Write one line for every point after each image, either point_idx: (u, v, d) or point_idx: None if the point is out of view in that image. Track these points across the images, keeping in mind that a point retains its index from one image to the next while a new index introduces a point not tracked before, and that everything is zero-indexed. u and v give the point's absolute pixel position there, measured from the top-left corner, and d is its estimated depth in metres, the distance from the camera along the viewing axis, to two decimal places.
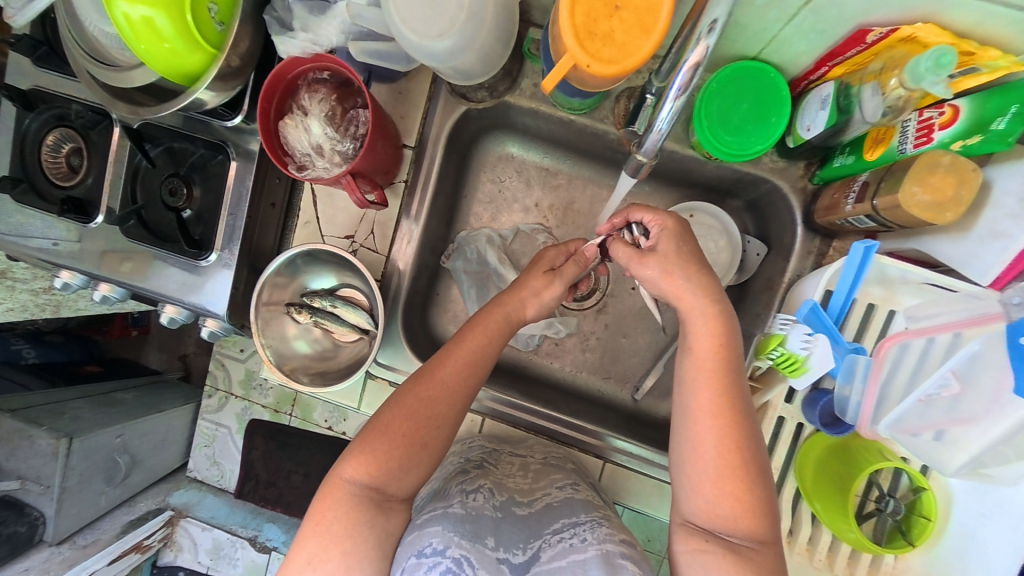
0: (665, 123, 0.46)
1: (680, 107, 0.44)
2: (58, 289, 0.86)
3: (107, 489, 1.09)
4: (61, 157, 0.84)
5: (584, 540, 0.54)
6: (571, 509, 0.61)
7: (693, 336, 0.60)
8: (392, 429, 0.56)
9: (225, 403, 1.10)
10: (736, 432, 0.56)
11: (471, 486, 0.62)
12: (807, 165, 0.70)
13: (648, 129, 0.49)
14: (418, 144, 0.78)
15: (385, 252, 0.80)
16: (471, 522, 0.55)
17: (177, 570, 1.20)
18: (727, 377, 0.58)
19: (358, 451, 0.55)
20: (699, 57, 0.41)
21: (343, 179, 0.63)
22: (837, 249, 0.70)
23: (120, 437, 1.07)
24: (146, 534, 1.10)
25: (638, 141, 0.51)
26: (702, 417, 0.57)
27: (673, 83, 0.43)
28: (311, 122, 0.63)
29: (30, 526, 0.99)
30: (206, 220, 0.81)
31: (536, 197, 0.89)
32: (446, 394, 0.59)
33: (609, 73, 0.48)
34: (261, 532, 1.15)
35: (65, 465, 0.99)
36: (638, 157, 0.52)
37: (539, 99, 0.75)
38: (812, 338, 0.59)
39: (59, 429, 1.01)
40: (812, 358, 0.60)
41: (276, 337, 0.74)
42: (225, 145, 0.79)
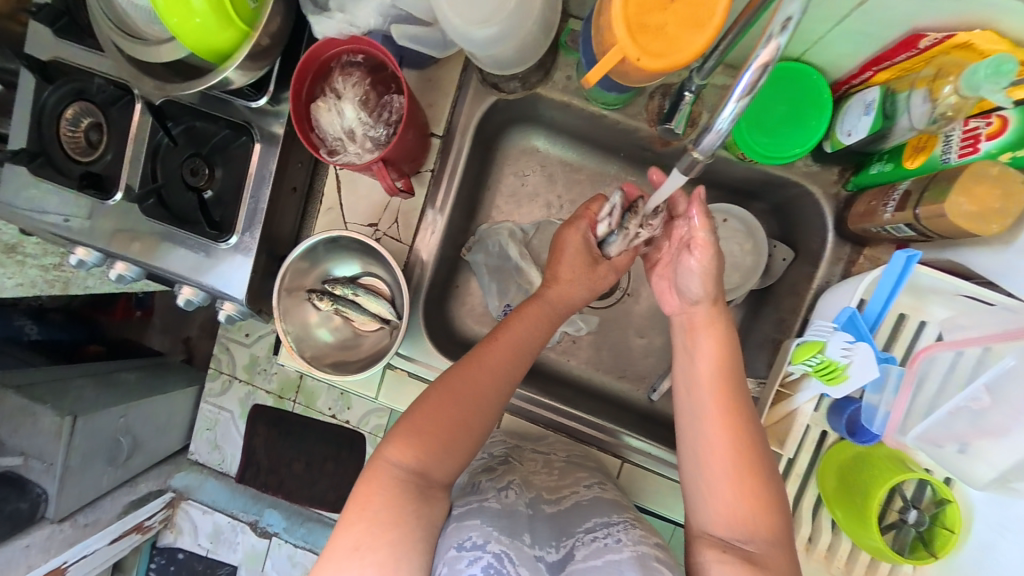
0: (725, 123, 0.43)
1: (743, 107, 0.42)
2: (72, 266, 0.85)
3: (109, 469, 1.08)
4: (79, 131, 0.83)
5: (618, 541, 0.54)
6: (601, 508, 0.61)
7: (695, 345, 0.63)
8: (438, 409, 0.57)
9: (229, 387, 1.09)
10: (750, 435, 0.57)
11: (502, 483, 0.62)
12: (841, 172, 0.69)
13: (707, 129, 0.45)
14: (445, 133, 0.77)
15: (408, 241, 0.79)
16: (507, 517, 0.56)
17: (176, 552, 1.22)
18: (732, 377, 0.60)
19: (401, 432, 0.56)
20: (769, 56, 0.39)
21: (374, 165, 0.61)
22: (867, 257, 0.69)
23: (124, 418, 1.06)
24: (148, 514, 1.13)
25: (694, 138, 0.47)
26: (711, 413, 0.58)
27: (737, 83, 0.41)
28: (345, 105, 0.61)
29: (32, 504, 0.97)
30: (227, 202, 0.80)
31: (559, 193, 0.89)
32: (493, 378, 0.60)
33: (658, 68, 0.46)
34: (262, 517, 1.19)
35: (68, 444, 0.97)
36: (693, 154, 0.48)
37: (570, 92, 0.74)
38: (852, 346, 0.57)
39: (63, 407, 0.99)
40: (851, 367, 0.57)
41: (297, 324, 0.73)
42: (249, 126, 0.78)
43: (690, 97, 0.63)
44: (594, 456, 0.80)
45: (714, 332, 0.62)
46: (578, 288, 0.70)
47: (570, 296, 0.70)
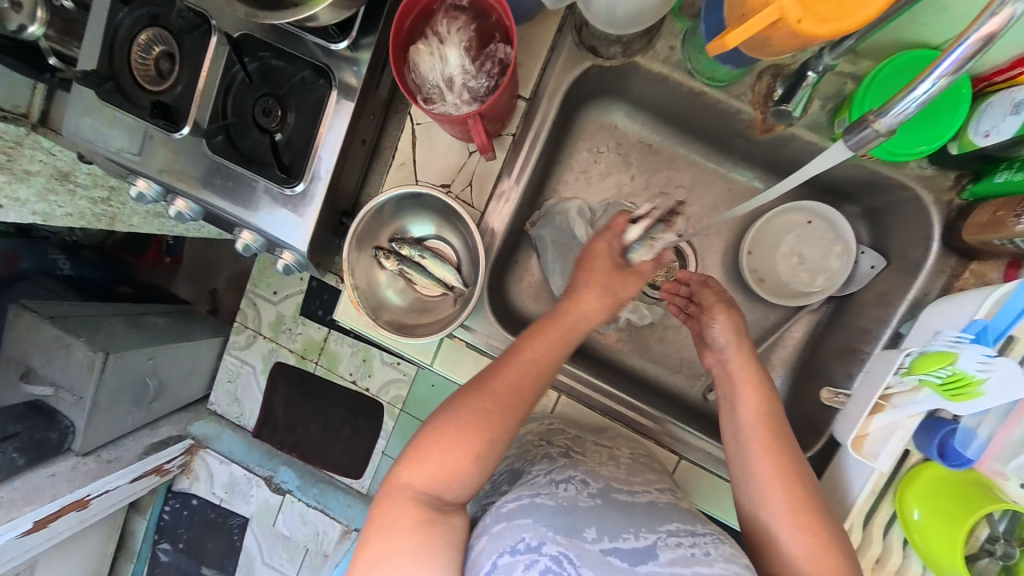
0: (915, 101, 0.41)
1: (945, 87, 0.39)
2: (132, 198, 0.84)
3: (134, 409, 1.08)
4: (150, 59, 0.80)
5: (707, 554, 0.51)
6: (678, 515, 0.58)
7: (739, 389, 0.63)
8: (443, 427, 0.57)
9: (255, 342, 1.18)
10: (800, 486, 0.56)
11: (562, 476, 0.60)
12: (957, 178, 0.64)
13: (889, 109, 0.43)
14: (531, 97, 0.73)
15: (480, 207, 0.76)
16: (566, 515, 0.53)
17: (191, 497, 1.25)
18: (777, 424, 0.60)
19: (411, 455, 0.56)
20: (998, 25, 0.35)
21: (471, 119, 0.58)
22: (973, 272, 0.64)
23: (151, 360, 1.05)
24: (168, 458, 1.15)
25: (876, 111, 0.44)
26: (765, 463, 0.58)
27: (945, 57, 0.38)
28: (448, 50, 0.57)
29: (60, 434, 0.99)
30: (297, 147, 0.78)
31: (634, 174, 0.85)
32: (512, 404, 0.59)
33: (817, 34, 0.43)
34: (276, 474, 1.20)
35: (99, 379, 0.96)
36: (873, 127, 0.45)
37: (671, 65, 0.69)
38: (993, 360, 0.47)
39: (96, 342, 0.97)
40: (990, 382, 0.48)
41: (365, 281, 0.71)
42: (328, 71, 0.74)
43: (813, 77, 0.60)
44: (651, 449, 0.77)
45: (749, 379, 0.63)
46: (588, 311, 0.64)
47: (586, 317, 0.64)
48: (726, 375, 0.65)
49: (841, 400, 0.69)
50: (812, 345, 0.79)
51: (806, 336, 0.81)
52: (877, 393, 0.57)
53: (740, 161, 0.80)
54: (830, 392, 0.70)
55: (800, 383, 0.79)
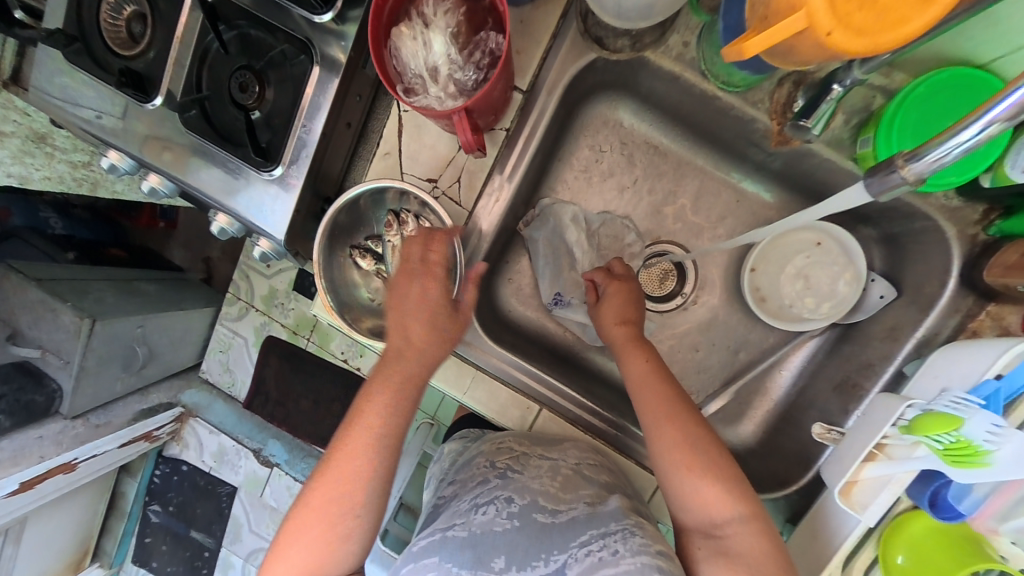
0: (960, 147, 0.36)
1: (995, 134, 0.34)
2: (104, 170, 0.79)
3: (124, 375, 1.06)
4: (121, 20, 0.74)
5: (615, 554, 0.54)
6: (603, 515, 0.60)
7: (628, 363, 0.65)
8: (360, 442, 0.55)
9: (245, 315, 1.14)
10: (692, 428, 0.59)
11: (484, 499, 0.61)
12: (986, 211, 0.58)
13: (924, 155, 0.38)
14: (529, 89, 0.67)
15: (468, 206, 0.71)
16: (473, 547, 0.55)
17: (181, 464, 1.23)
18: (663, 381, 0.63)
19: (326, 472, 0.55)
20: None
21: (455, 115, 0.52)
22: (991, 314, 0.60)
23: (141, 328, 1.02)
24: (157, 425, 1.13)
25: (908, 154, 0.39)
26: (655, 420, 0.61)
27: (1000, 101, 0.33)
28: (433, 36, 0.51)
29: (48, 397, 0.97)
30: (275, 126, 0.72)
31: (637, 176, 0.79)
32: (401, 399, 0.57)
33: (852, 51, 0.36)
34: (265, 447, 1.20)
35: (86, 345, 0.94)
36: (902, 172, 0.40)
37: (684, 62, 0.63)
38: (1004, 428, 0.43)
39: (84, 308, 0.95)
40: (999, 454, 0.43)
41: (339, 281, 0.68)
42: (309, 45, 0.69)
43: (839, 92, 0.54)
44: (627, 470, 0.75)
45: (631, 345, 0.67)
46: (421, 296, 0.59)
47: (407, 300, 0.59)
48: (615, 350, 0.68)
49: (833, 439, 0.63)
50: (811, 372, 0.76)
51: (806, 360, 0.78)
52: (874, 441, 0.53)
53: (752, 171, 0.74)
54: (821, 428, 0.64)
55: (794, 410, 0.76)
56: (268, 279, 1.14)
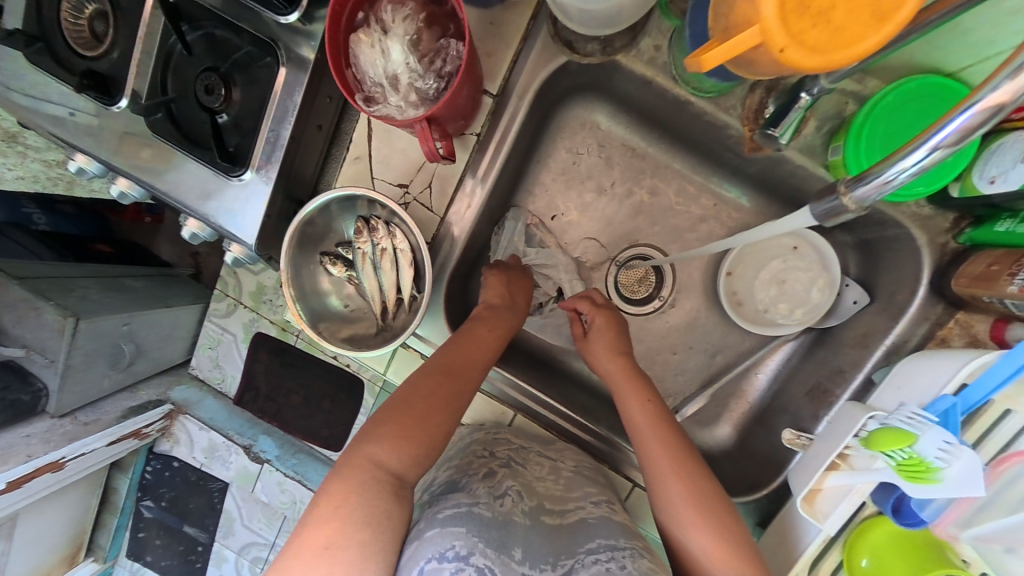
0: (904, 174, 0.37)
1: (939, 159, 0.35)
2: (72, 173, 0.77)
3: (111, 373, 1.00)
4: (82, 19, 0.72)
5: (623, 567, 0.52)
6: (606, 530, 0.58)
7: (613, 381, 0.67)
8: (427, 415, 0.58)
9: (234, 311, 1.04)
10: (698, 480, 0.58)
11: (499, 489, 0.61)
12: (957, 220, 0.58)
13: (874, 176, 0.40)
14: (500, 93, 0.66)
15: (440, 211, 0.70)
16: (497, 529, 0.54)
17: (173, 459, 1.13)
18: (654, 401, 0.64)
19: (388, 433, 0.56)
20: (1005, 98, 0.31)
21: (417, 124, 0.51)
22: (959, 322, 0.60)
23: (127, 326, 0.97)
24: (147, 423, 1.04)
25: (851, 180, 0.42)
26: (647, 437, 0.61)
27: (939, 128, 0.34)
28: (391, 43, 0.50)
29: (33, 396, 0.91)
30: (244, 129, 0.71)
31: (615, 179, 0.78)
32: (467, 384, 0.62)
33: (807, 67, 0.36)
34: (256, 443, 1.10)
35: (71, 344, 0.89)
36: (844, 199, 0.43)
37: (657, 67, 0.62)
38: (955, 445, 0.44)
39: (67, 306, 0.90)
40: (948, 471, 0.44)
41: (309, 290, 0.68)
42: (275, 44, 0.67)
43: (807, 100, 0.54)
44: (605, 473, 0.75)
45: (628, 381, 0.66)
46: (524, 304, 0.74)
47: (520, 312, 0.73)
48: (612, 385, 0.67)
49: (802, 445, 0.65)
50: (784, 377, 0.76)
51: (780, 365, 0.77)
52: (837, 452, 0.54)
53: (729, 174, 0.73)
54: (792, 434, 0.66)
55: (767, 414, 0.76)
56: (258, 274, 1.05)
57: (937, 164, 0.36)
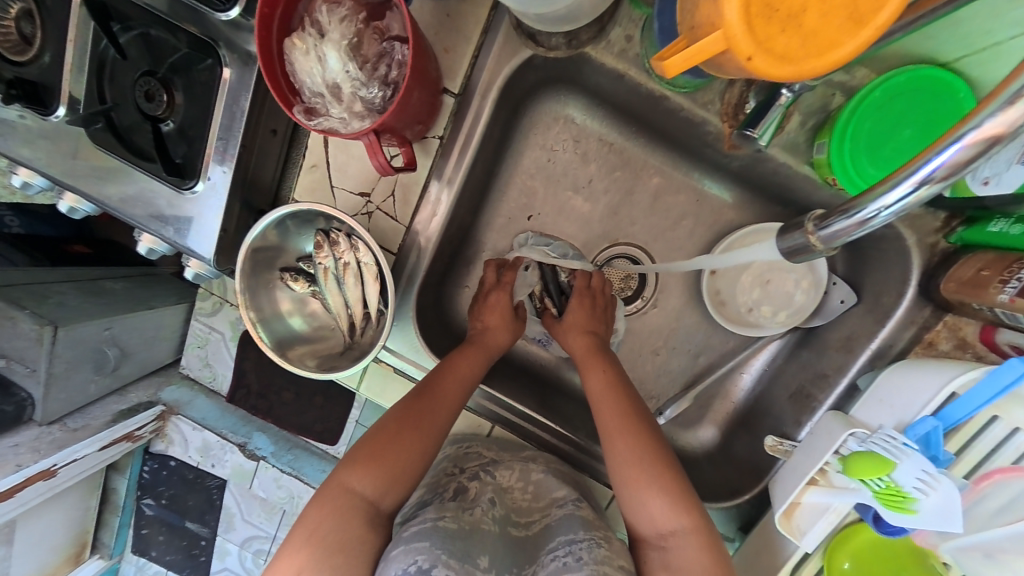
0: (890, 212, 0.35)
1: (924, 197, 0.33)
2: (17, 187, 0.71)
3: (97, 377, 0.94)
4: (8, 19, 0.66)
5: (579, 560, 0.55)
6: (569, 526, 0.61)
7: (587, 372, 0.66)
8: (399, 441, 0.58)
9: (219, 309, 1.02)
10: (643, 439, 0.59)
11: (470, 502, 0.63)
12: (946, 218, 0.55)
13: (853, 213, 0.38)
14: (462, 92, 0.61)
15: (405, 221, 0.67)
16: (461, 539, 0.55)
17: (168, 459, 1.11)
18: (626, 393, 0.63)
19: (361, 459, 0.57)
20: (1001, 128, 0.29)
21: (365, 137, 0.47)
22: (946, 325, 0.57)
23: (109, 330, 0.89)
24: (138, 425, 1.00)
25: (822, 220, 0.42)
26: (614, 431, 0.60)
27: (927, 161, 0.32)
28: (328, 50, 0.46)
29: (17, 407, 0.86)
30: (191, 138, 0.66)
31: (592, 175, 0.73)
32: (442, 410, 0.61)
33: (775, 76, 0.32)
34: (250, 440, 1.07)
35: (50, 352, 0.82)
36: (812, 240, 0.43)
37: (629, 59, 0.57)
38: (933, 476, 0.43)
39: (44, 314, 0.83)
40: (924, 503, 0.43)
41: (269, 313, 0.65)
42: (215, 44, 0.62)
43: (788, 97, 0.49)
44: (585, 484, 0.73)
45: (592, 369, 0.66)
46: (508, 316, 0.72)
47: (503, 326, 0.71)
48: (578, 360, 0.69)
49: (784, 452, 0.63)
50: (768, 378, 0.74)
51: (764, 365, 0.75)
52: (817, 470, 0.52)
53: (711, 170, 0.69)
54: (773, 440, 0.64)
55: (751, 415, 0.75)
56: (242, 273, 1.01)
57: (921, 202, 0.34)
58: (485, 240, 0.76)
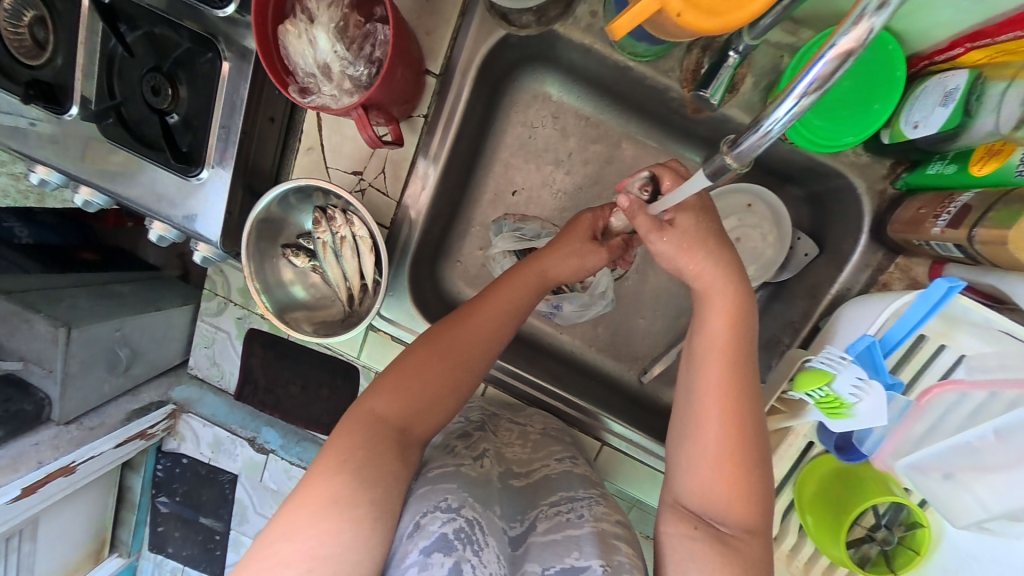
0: (778, 124, 0.35)
1: (806, 108, 0.34)
2: (34, 184, 0.76)
3: (111, 377, 0.97)
4: (23, 27, 0.71)
5: (581, 516, 0.60)
6: (569, 483, 0.66)
7: (706, 318, 0.55)
8: (425, 370, 0.59)
9: (224, 310, 1.02)
10: (742, 422, 0.53)
11: (477, 451, 0.66)
12: (893, 165, 0.60)
13: (753, 127, 0.37)
14: (443, 72, 0.66)
15: (396, 196, 0.72)
16: (479, 488, 0.59)
17: (181, 457, 1.14)
18: (739, 362, 0.54)
19: (388, 387, 0.58)
20: (853, 43, 0.31)
21: (354, 112, 0.52)
22: (898, 267, 0.62)
23: (121, 331, 0.93)
24: (150, 424, 1.05)
25: (731, 139, 0.40)
26: (708, 398, 0.54)
27: (803, 74, 0.34)
28: (317, 33, 0.52)
29: (36, 405, 0.89)
30: (195, 127, 0.71)
31: (572, 149, 0.77)
32: (478, 340, 0.61)
33: (706, 26, 0.39)
34: (259, 434, 1.10)
35: (65, 352, 0.86)
36: (726, 160, 0.40)
37: (595, 34, 0.64)
38: (867, 382, 0.49)
39: (57, 316, 0.86)
40: (859, 407, 0.50)
41: (272, 282, 0.70)
42: (216, 39, 0.67)
43: (736, 58, 0.54)
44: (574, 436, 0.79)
45: (723, 345, 0.54)
46: (571, 259, 0.65)
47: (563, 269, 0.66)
48: (697, 297, 0.56)
49: None
50: None
51: None
52: (776, 396, 0.60)
53: (682, 138, 0.74)
54: None
55: None
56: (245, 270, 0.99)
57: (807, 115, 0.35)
58: (473, 215, 0.80)
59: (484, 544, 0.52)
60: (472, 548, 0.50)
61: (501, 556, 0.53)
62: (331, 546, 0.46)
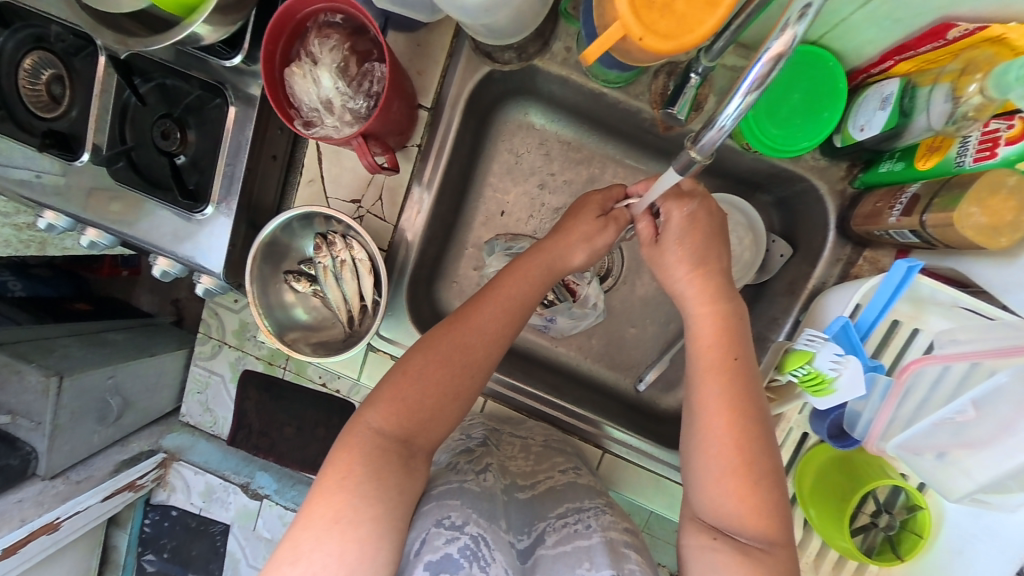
0: (729, 119, 0.40)
1: (752, 104, 0.39)
2: (42, 230, 0.79)
3: (100, 428, 0.94)
4: (40, 84, 0.76)
5: (589, 526, 0.60)
6: (575, 494, 0.67)
7: (699, 338, 0.59)
8: (423, 378, 0.58)
9: (218, 352, 0.99)
10: (747, 437, 0.53)
11: (481, 466, 0.65)
12: (849, 167, 0.65)
13: (710, 125, 0.42)
14: (434, 105, 0.73)
15: (393, 220, 0.76)
16: (486, 501, 0.59)
17: (170, 510, 1.08)
18: (737, 380, 0.56)
19: (385, 400, 0.57)
20: (783, 47, 0.36)
21: (354, 140, 0.57)
22: (867, 259, 0.66)
23: (112, 379, 0.92)
24: (140, 474, 0.98)
25: (693, 136, 0.45)
26: (712, 414, 0.55)
27: (746, 75, 0.39)
28: (322, 73, 0.58)
29: (23, 460, 0.86)
30: (202, 167, 0.76)
31: (555, 171, 0.83)
32: (478, 341, 0.61)
33: (664, 48, 0.45)
34: (253, 480, 1.06)
35: (56, 404, 0.84)
36: (691, 153, 0.45)
37: (570, 66, 0.70)
38: (843, 358, 0.54)
39: (49, 366, 0.86)
40: (839, 380, 0.54)
41: (274, 304, 0.72)
42: (223, 87, 0.72)
43: (696, 79, 0.59)
44: (575, 445, 0.80)
45: (715, 355, 0.57)
46: (568, 249, 0.65)
47: (567, 257, 0.66)
48: (693, 320, 0.60)
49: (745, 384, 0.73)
50: None
51: None
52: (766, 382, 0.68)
53: (655, 156, 0.80)
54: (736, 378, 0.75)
55: None
56: (238, 312, 0.99)
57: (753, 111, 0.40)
58: (466, 237, 0.84)
59: (492, 559, 0.52)
60: (479, 564, 0.50)
61: (510, 568, 0.53)
62: (337, 570, 0.47)
